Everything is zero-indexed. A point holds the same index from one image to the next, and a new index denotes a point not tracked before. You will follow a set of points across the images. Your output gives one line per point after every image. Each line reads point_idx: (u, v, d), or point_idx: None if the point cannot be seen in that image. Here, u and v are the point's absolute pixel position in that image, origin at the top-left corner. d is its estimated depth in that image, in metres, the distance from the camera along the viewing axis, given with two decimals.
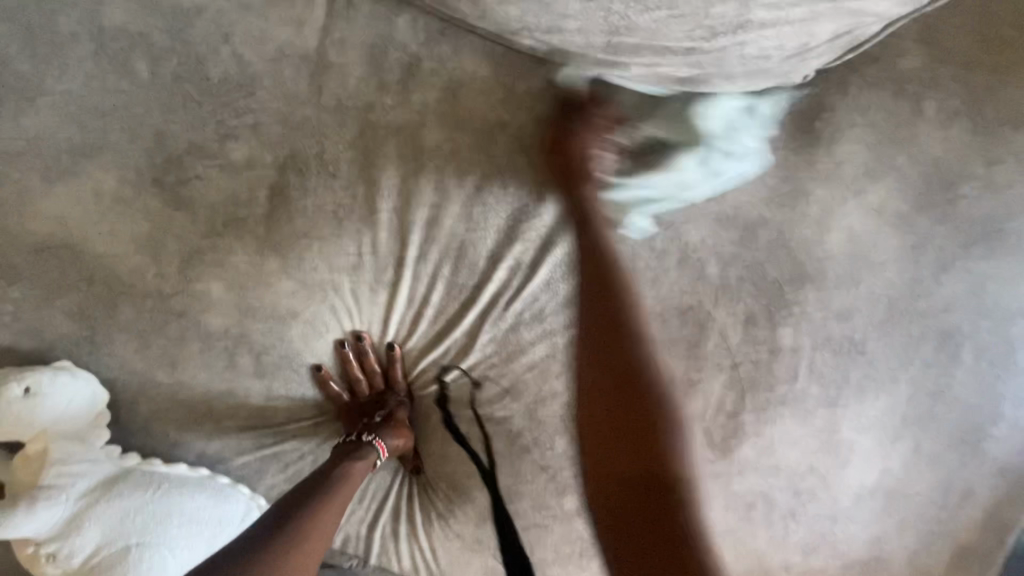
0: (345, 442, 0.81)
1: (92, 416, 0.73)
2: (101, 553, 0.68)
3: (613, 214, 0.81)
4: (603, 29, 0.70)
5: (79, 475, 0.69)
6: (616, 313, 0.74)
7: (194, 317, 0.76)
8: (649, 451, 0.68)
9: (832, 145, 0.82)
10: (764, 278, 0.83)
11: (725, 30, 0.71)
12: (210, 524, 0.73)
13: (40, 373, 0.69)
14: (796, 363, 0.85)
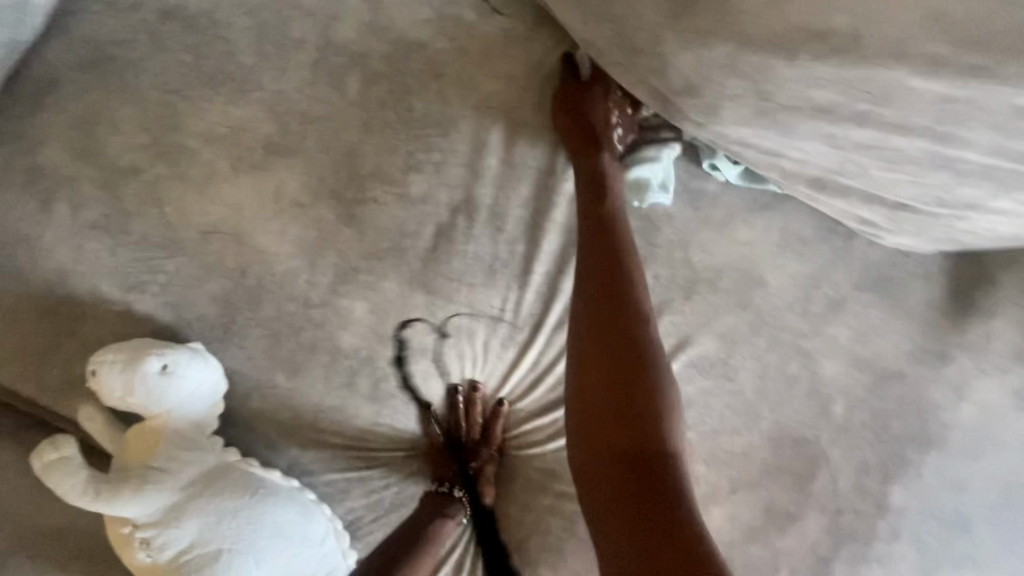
0: (434, 495, 0.80)
1: (209, 404, 0.72)
2: (190, 551, 0.67)
3: (754, 329, 0.80)
4: (826, 167, 0.63)
5: (184, 465, 0.68)
6: (619, 281, 0.66)
7: (329, 331, 0.75)
8: (638, 421, 0.60)
9: (986, 317, 0.80)
10: (888, 430, 0.81)
11: (953, 204, 0.63)
12: (296, 540, 0.71)
13: (175, 351, 0.69)
14: (900, 523, 0.81)
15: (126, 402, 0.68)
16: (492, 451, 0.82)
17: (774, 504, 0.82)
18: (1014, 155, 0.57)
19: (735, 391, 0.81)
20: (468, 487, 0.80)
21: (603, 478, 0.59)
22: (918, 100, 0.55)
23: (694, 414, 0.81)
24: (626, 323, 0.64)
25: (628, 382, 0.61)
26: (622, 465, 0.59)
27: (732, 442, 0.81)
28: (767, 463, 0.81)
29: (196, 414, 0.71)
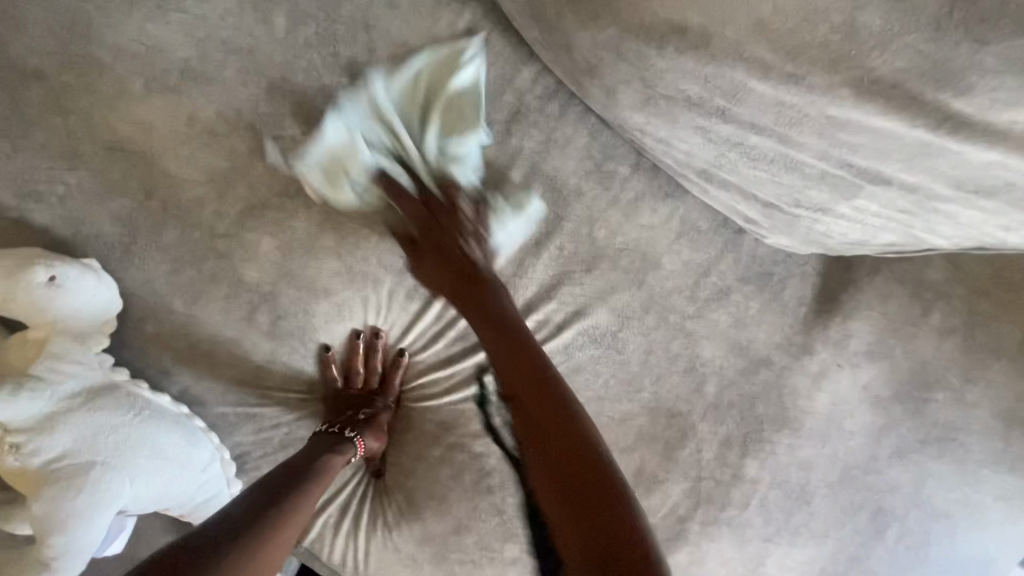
0: (325, 435, 0.81)
1: (100, 322, 0.74)
2: (61, 459, 0.67)
3: (644, 307, 0.87)
4: (705, 160, 0.69)
5: (66, 375, 0.69)
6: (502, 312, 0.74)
7: (234, 264, 0.77)
8: (561, 443, 0.59)
9: (847, 318, 0.90)
10: (751, 410, 0.90)
11: (807, 205, 0.68)
12: (178, 463, 0.74)
13: (68, 264, 0.69)
14: (751, 492, 0.91)
15: (8, 306, 0.67)
16: (387, 398, 0.86)
17: (644, 467, 0.89)
18: (842, 163, 0.63)
19: (621, 362, 0.87)
20: (362, 430, 0.82)
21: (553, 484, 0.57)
22: (758, 102, 0.61)
23: (581, 380, 0.87)
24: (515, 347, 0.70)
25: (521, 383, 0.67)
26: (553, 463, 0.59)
27: (613, 409, 0.88)
28: (642, 430, 0.89)
29: (85, 329, 0.72)
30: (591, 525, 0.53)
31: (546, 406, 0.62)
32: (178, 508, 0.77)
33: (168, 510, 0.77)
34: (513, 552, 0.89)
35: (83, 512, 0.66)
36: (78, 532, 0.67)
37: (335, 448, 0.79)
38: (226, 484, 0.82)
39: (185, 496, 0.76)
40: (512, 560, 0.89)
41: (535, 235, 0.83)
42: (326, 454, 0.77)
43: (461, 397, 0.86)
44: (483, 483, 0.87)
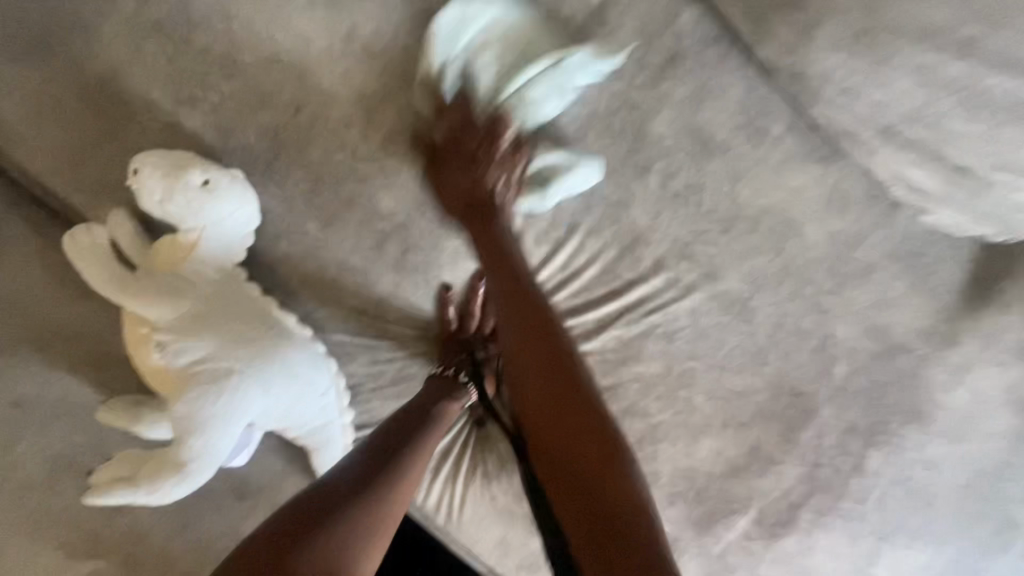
0: (444, 379, 0.80)
1: (238, 243, 0.73)
2: (198, 367, 0.68)
3: (779, 277, 0.82)
4: (897, 114, 0.68)
5: (210, 283, 0.71)
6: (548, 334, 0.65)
7: (371, 190, 0.75)
8: (545, 366, 0.62)
9: (1001, 311, 0.82)
10: (881, 399, 0.84)
11: (1009, 169, 0.68)
12: (303, 381, 0.74)
13: (222, 172, 0.69)
14: (871, 487, 0.85)
15: (161, 212, 0.68)
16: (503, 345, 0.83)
17: (759, 446, 0.84)
18: None
19: (748, 333, 0.83)
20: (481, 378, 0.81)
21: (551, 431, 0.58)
22: (1009, 41, 0.60)
23: (703, 347, 0.83)
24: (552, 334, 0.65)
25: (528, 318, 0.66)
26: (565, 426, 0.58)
27: (733, 381, 0.83)
28: (761, 407, 0.84)
29: (224, 248, 0.72)
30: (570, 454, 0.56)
31: (543, 406, 0.60)
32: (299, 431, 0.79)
33: (288, 431, 0.79)
34: None
35: (218, 420, 0.69)
36: (212, 437, 0.69)
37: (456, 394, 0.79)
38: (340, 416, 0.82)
39: (306, 419, 0.78)
40: None
41: (675, 189, 0.78)
42: (441, 405, 0.76)
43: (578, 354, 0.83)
44: None
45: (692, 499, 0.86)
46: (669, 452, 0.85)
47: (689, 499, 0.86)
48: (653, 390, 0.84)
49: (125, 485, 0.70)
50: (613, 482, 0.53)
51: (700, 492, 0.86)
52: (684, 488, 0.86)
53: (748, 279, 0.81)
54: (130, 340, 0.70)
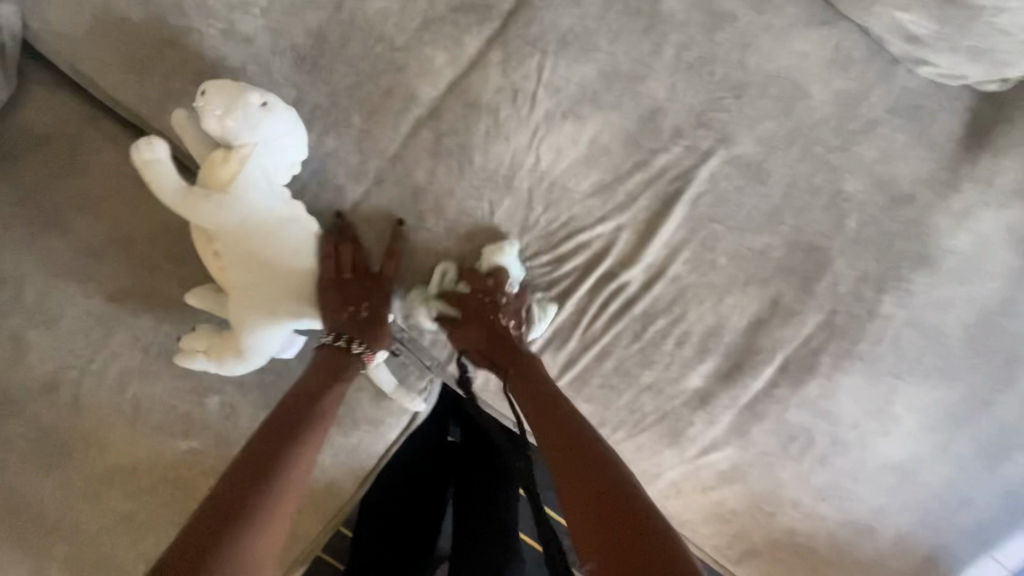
0: (331, 347, 0.80)
1: (286, 164, 0.79)
2: (258, 271, 0.76)
3: (789, 138, 0.88)
4: None
5: (262, 198, 0.76)
6: (591, 456, 0.70)
7: (409, 79, 0.83)
8: (583, 459, 0.70)
9: (997, 155, 0.88)
10: (891, 248, 0.90)
11: None
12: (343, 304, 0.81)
13: (272, 99, 0.76)
14: (884, 329, 0.92)
15: (217, 127, 0.73)
16: (387, 316, 0.82)
17: (779, 300, 0.92)
18: None
19: (764, 193, 0.89)
20: (369, 343, 0.81)
21: (582, 491, 0.67)
22: None
23: (723, 211, 0.89)
24: (589, 448, 0.71)
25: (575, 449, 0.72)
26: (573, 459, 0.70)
27: (752, 240, 0.90)
28: (780, 262, 0.91)
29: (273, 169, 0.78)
30: (589, 486, 0.67)
31: (566, 465, 0.70)
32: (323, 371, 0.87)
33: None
34: (649, 377, 0.94)
35: (276, 320, 0.78)
36: (267, 336, 0.78)
37: (341, 364, 0.80)
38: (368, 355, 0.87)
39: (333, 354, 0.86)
40: (647, 386, 0.94)
41: (688, 60, 0.85)
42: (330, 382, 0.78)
43: (610, 227, 0.89)
44: (624, 308, 0.91)
45: (722, 355, 0.93)
46: (698, 312, 0.92)
47: (718, 355, 0.93)
48: (679, 254, 0.90)
49: (198, 357, 0.80)
50: (607, 490, 0.66)
51: (728, 347, 0.93)
52: (715, 345, 0.93)
53: (760, 139, 0.88)
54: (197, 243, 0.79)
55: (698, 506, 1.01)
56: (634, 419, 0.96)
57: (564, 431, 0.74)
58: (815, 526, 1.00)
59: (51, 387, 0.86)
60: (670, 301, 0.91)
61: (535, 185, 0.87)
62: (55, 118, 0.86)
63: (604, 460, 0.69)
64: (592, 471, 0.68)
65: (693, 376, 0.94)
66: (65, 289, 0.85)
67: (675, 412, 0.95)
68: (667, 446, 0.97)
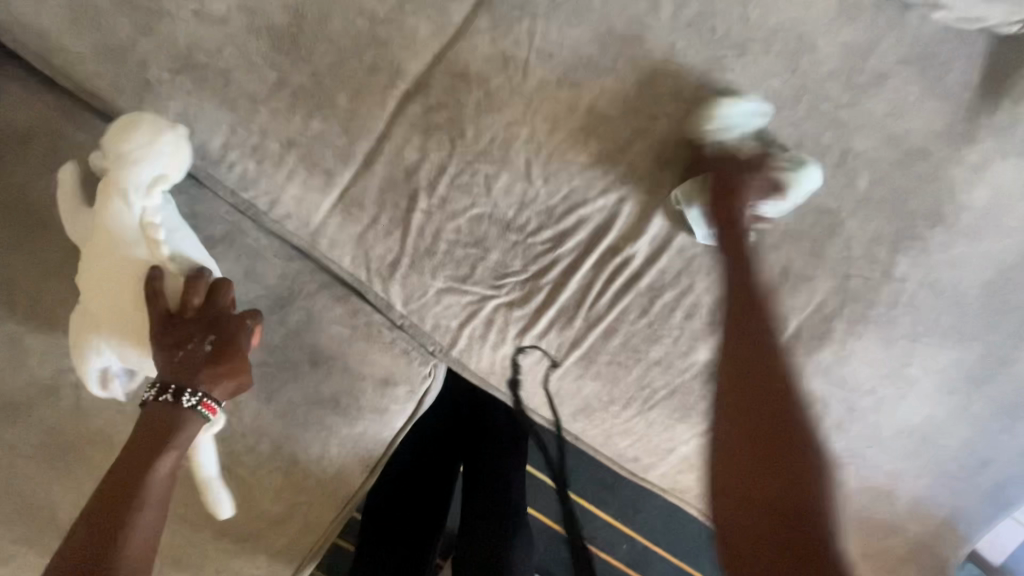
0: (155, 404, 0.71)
1: (151, 182, 0.74)
2: (94, 300, 0.73)
3: (796, 95, 0.84)
4: None
5: (109, 222, 0.72)
6: (779, 451, 0.64)
7: (393, 53, 0.79)
8: (772, 439, 0.65)
9: (1017, 102, 0.84)
10: (905, 206, 0.87)
11: None
12: None
13: (142, 117, 0.74)
14: (900, 290, 0.89)
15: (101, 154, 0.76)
16: (230, 350, 0.72)
17: (790, 266, 0.88)
18: None
19: (771, 155, 0.85)
20: (203, 388, 0.71)
21: (750, 485, 0.64)
22: None
23: None
24: (789, 441, 0.64)
25: (776, 437, 0.65)
26: (750, 427, 0.66)
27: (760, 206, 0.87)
28: (790, 227, 0.87)
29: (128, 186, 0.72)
30: (791, 477, 0.62)
31: (741, 450, 0.66)
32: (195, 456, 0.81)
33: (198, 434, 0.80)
34: (658, 352, 0.92)
35: (110, 355, 0.74)
36: (101, 373, 0.74)
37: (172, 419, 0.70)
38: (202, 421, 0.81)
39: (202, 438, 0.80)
40: (655, 360, 0.92)
41: (687, 17, 0.81)
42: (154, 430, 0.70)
43: (610, 199, 0.85)
44: (629, 283, 0.89)
45: None
46: (706, 283, 0.89)
47: None
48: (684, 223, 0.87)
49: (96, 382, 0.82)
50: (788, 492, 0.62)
51: None
52: (724, 316, 0.90)
53: (766, 98, 0.83)
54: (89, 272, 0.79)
55: (711, 478, 1.00)
56: (644, 394, 0.94)
57: (773, 415, 0.65)
58: None
59: (51, 390, 0.85)
60: (676, 272, 0.88)
61: (531, 159, 0.83)
62: (30, 114, 0.82)
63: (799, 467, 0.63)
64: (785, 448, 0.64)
65: (703, 348, 0.91)
66: (56, 291, 0.83)
67: (685, 386, 0.93)
68: (678, 421, 0.95)
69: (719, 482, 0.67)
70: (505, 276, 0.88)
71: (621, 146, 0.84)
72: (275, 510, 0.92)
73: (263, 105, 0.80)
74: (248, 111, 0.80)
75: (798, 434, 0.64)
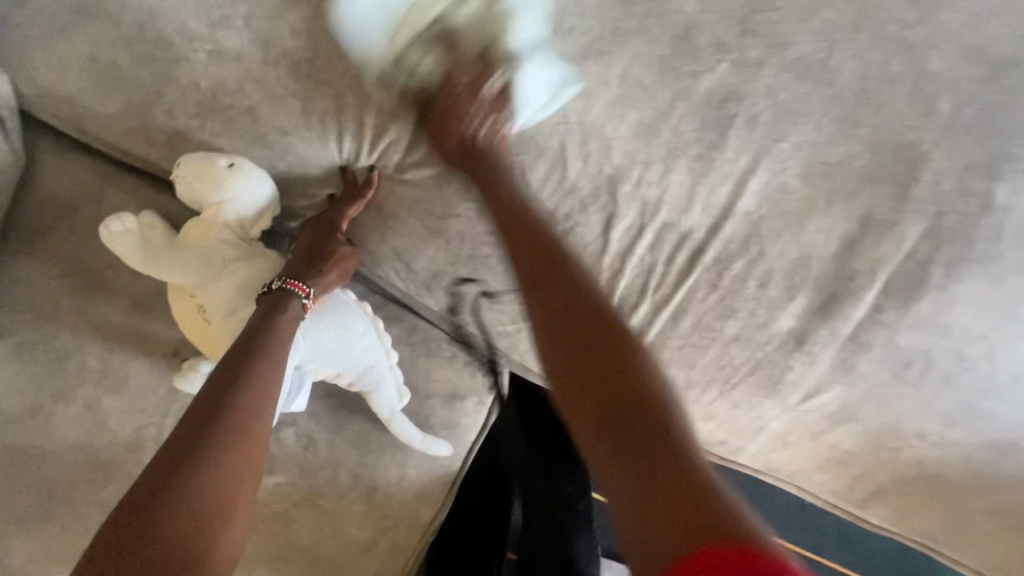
0: (267, 294, 0.73)
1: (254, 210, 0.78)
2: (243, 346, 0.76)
3: (855, 24, 0.74)
4: None
5: (248, 266, 0.76)
6: (613, 360, 0.58)
7: (410, 59, 0.75)
8: (670, 464, 0.50)
9: None
10: (998, 125, 0.76)
11: None
12: (331, 335, 0.77)
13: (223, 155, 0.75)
14: (1004, 221, 0.78)
15: (190, 193, 0.75)
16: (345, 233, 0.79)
17: (870, 214, 0.80)
18: None
19: (835, 96, 0.76)
20: (294, 270, 0.75)
21: (657, 506, 0.48)
22: None
23: (790, 126, 0.78)
24: (670, 445, 0.52)
25: (598, 373, 0.58)
26: (592, 373, 0.58)
27: (828, 153, 0.78)
28: (865, 171, 0.79)
29: (242, 223, 0.77)
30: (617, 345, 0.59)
31: (620, 433, 0.54)
32: (318, 347, 0.77)
33: (341, 376, 0.81)
34: (734, 328, 0.85)
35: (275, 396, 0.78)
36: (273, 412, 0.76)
37: (274, 304, 0.72)
38: (298, 396, 0.81)
39: (336, 339, 0.78)
40: (732, 337, 0.86)
41: None
42: (269, 313, 0.71)
43: (660, 172, 0.79)
44: (693, 258, 0.83)
45: (813, 288, 0.83)
46: (779, 247, 0.82)
47: (808, 290, 0.83)
48: (747, 186, 0.79)
49: None
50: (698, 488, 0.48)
51: (819, 278, 0.83)
52: (803, 278, 0.83)
53: (820, 35, 0.75)
54: (189, 329, 0.77)
55: (807, 451, 0.95)
56: (725, 373, 0.88)
57: (593, 323, 0.62)
58: (945, 453, 0.91)
59: (136, 448, 0.87)
60: (744, 240, 0.82)
61: (570, 144, 0.78)
62: (72, 181, 0.84)
63: (681, 516, 0.47)
64: (677, 493, 0.48)
65: (783, 316, 0.84)
66: (127, 349, 0.85)
67: (768, 358, 0.87)
68: (765, 396, 0.89)
69: (628, 517, 0.50)
70: None
71: (662, 116, 0.77)
72: (364, 535, 0.92)
73: (293, 135, 0.78)
74: (280, 144, 0.79)
75: (653, 416, 0.54)
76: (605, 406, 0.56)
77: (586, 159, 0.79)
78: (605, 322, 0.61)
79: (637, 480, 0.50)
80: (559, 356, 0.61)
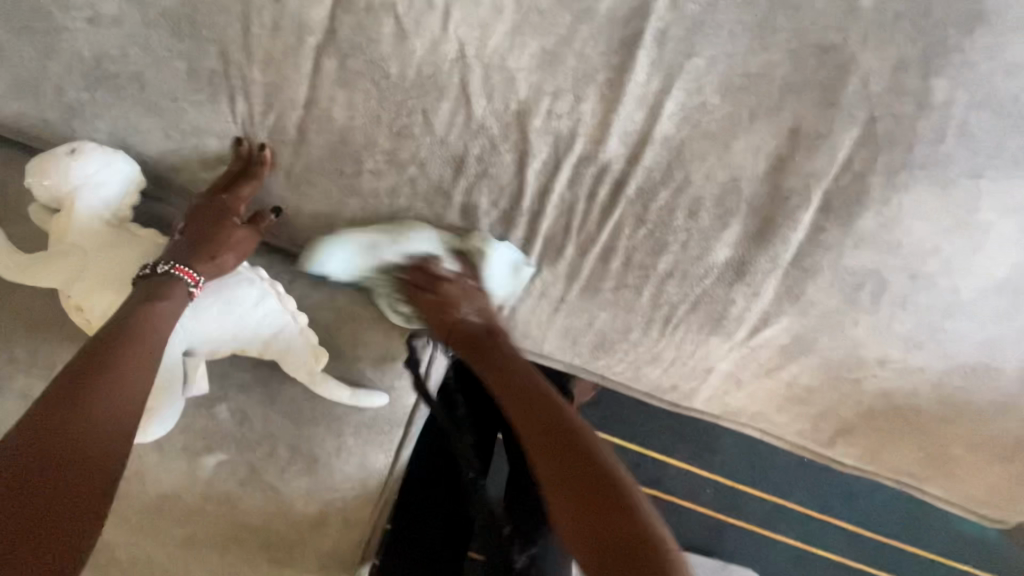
0: (149, 279, 0.71)
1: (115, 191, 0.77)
2: None
3: None
4: None
5: (115, 246, 0.75)
6: (554, 422, 0.63)
7: (290, 5, 0.71)
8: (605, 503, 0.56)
9: None
10: (927, 15, 0.70)
11: None
12: (228, 318, 0.78)
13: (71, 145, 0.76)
14: (945, 120, 0.72)
15: (48, 191, 0.75)
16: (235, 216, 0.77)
17: (799, 126, 0.75)
18: None
19: (746, 1, 0.71)
20: (180, 257, 0.73)
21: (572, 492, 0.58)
22: None
23: (701, 39, 0.72)
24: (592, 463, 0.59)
25: (578, 454, 0.60)
26: (566, 451, 0.61)
27: (747, 64, 0.73)
28: (788, 81, 0.73)
29: (108, 206, 0.76)
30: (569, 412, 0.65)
31: (564, 483, 0.59)
32: (213, 320, 0.77)
33: (248, 351, 0.82)
34: (668, 263, 0.81)
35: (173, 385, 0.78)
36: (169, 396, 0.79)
37: (157, 290, 0.70)
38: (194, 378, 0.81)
39: (234, 320, 0.79)
40: (666, 273, 0.82)
41: None
42: (151, 301, 0.69)
43: (569, 103, 0.75)
44: (615, 194, 0.78)
45: (746, 214, 0.78)
46: (705, 172, 0.77)
47: (742, 215, 0.78)
48: (663, 109, 0.75)
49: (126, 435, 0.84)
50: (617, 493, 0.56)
51: (751, 202, 0.78)
52: (735, 204, 0.78)
53: None
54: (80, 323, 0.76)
55: (764, 391, 0.91)
56: (664, 313, 0.85)
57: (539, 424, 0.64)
58: (911, 382, 0.85)
59: None
60: (667, 168, 0.77)
61: (470, 81, 0.74)
62: None
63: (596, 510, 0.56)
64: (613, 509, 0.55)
65: (719, 248, 0.80)
66: (48, 336, 0.84)
67: (709, 294, 0.82)
68: (710, 334, 0.85)
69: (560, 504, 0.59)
70: (478, 220, 0.82)
71: (562, 41, 0.73)
72: (310, 511, 0.88)
73: (185, 100, 0.77)
74: (173, 111, 0.77)
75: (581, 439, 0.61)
76: (566, 474, 0.59)
77: (489, 95, 0.75)
78: (565, 452, 0.60)
79: (571, 507, 0.57)
80: (545, 458, 0.62)
